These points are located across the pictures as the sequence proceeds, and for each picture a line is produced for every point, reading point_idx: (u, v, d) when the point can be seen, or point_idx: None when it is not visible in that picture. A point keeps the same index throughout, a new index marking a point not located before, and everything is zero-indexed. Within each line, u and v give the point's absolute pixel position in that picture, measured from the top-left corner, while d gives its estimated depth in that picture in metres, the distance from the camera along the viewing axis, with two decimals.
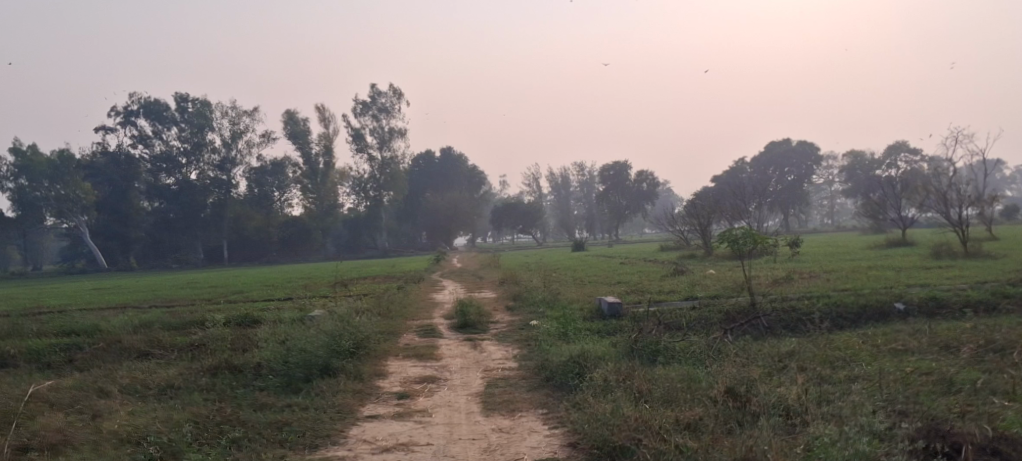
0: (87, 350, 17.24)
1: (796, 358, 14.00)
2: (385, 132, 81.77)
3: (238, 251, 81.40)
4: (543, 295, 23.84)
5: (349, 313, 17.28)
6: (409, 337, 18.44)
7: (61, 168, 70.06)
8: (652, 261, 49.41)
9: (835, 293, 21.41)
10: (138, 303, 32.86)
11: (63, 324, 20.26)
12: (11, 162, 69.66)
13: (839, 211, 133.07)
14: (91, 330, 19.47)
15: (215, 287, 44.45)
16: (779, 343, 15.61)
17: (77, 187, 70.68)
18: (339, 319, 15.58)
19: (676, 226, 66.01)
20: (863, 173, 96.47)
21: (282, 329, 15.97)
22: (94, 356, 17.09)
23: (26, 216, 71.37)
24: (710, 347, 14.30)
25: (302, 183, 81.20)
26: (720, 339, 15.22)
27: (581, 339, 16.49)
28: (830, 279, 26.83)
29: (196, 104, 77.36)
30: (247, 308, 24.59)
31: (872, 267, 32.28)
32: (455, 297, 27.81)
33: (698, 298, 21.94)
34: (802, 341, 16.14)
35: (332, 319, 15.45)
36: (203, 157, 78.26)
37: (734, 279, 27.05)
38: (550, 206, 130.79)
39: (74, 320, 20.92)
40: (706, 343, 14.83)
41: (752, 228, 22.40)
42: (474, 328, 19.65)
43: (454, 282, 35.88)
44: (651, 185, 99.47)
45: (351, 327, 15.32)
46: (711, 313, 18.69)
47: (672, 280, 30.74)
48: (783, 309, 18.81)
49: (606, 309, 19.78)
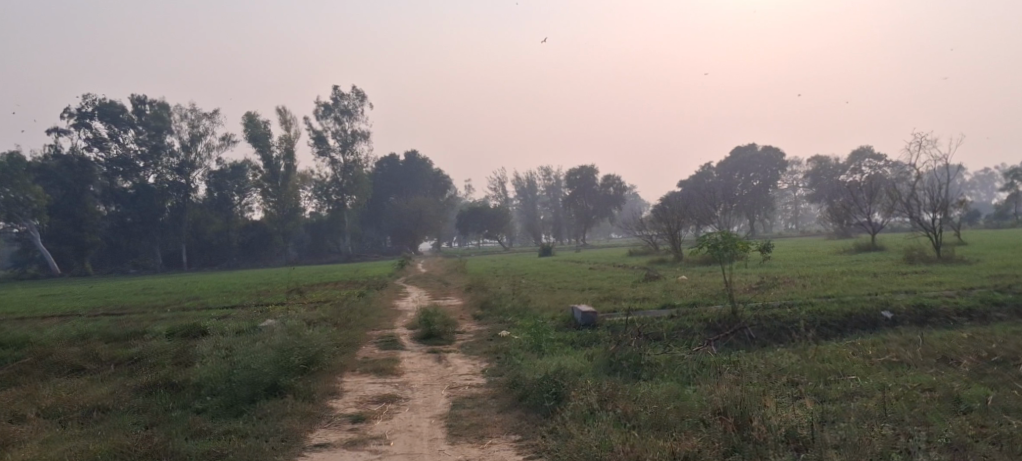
0: (10, 365, 15.64)
1: (787, 372, 12.89)
2: (347, 136, 80.14)
3: (198, 256, 79.52)
4: (511, 303, 22.62)
5: (302, 325, 15.92)
6: (369, 349, 17.13)
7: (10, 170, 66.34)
8: (621, 266, 48.58)
9: (818, 300, 20.40)
10: (84, 312, 31.10)
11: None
12: None
13: (804, 215, 133.47)
14: (22, 343, 17.94)
15: (169, 294, 42.70)
16: (767, 354, 14.51)
17: (26, 190, 67.08)
18: (291, 331, 14.23)
19: (644, 230, 64.93)
20: (827, 178, 96.44)
21: (228, 341, 14.57)
22: (18, 372, 15.55)
23: None
24: (693, 361, 13.19)
25: (262, 187, 77.78)
26: (704, 352, 14.10)
27: (555, 352, 15.30)
28: (807, 285, 25.92)
29: (154, 106, 75.09)
30: (197, 318, 23.04)
31: (845, 272, 31.55)
32: (419, 304, 26.55)
33: (675, 306, 20.86)
34: (790, 352, 15.06)
35: (283, 332, 14.09)
36: (161, 160, 75.77)
37: (710, 285, 26.10)
38: (516, 209, 129.73)
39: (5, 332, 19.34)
40: (689, 355, 13.72)
41: (733, 232, 21.31)
42: (439, 339, 18.36)
43: (418, 287, 34.61)
44: (618, 189, 98.77)
45: (303, 339, 13.97)
46: (690, 323, 17.63)
47: (645, 286, 29.73)
48: (766, 317, 17.75)
49: (579, 317, 18.66)
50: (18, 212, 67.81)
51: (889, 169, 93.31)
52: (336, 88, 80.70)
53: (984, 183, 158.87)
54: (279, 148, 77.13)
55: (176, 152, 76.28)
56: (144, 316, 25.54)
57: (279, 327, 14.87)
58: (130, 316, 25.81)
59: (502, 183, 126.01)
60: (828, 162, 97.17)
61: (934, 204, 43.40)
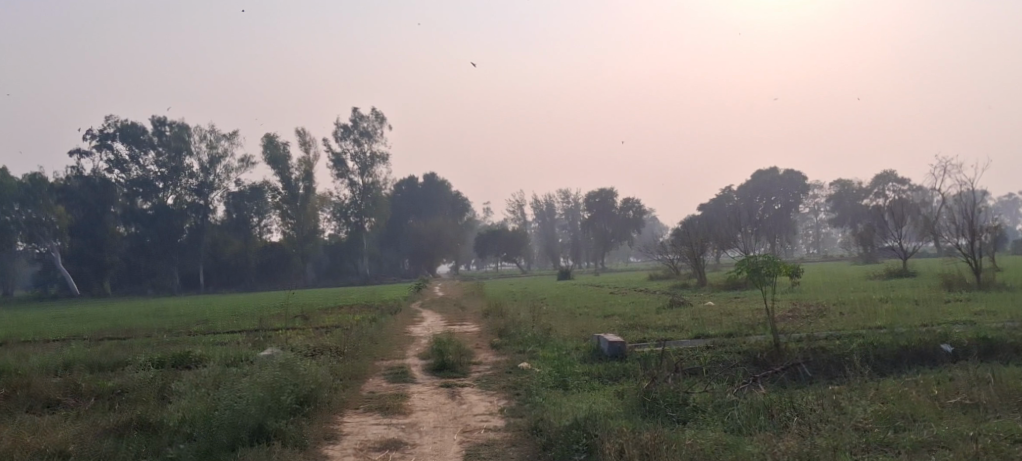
0: None
1: (849, 415, 11.32)
2: (366, 158, 79.01)
3: (215, 277, 78.44)
4: (531, 332, 20.95)
5: (301, 356, 14.55)
6: (376, 382, 15.60)
7: (32, 191, 69.50)
8: (643, 291, 46.90)
9: (868, 330, 18.58)
10: (87, 336, 29.85)
11: None
12: None
13: (825, 241, 130.91)
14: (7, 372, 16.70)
15: (180, 316, 41.56)
16: (819, 394, 12.96)
17: (48, 211, 69.49)
18: (286, 362, 12.86)
19: (665, 253, 63.03)
20: (849, 202, 93.74)
21: (217, 373, 13.26)
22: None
23: None
24: (745, 409, 11.62)
25: (281, 208, 76.59)
26: (745, 392, 12.57)
27: (582, 391, 13.71)
28: (848, 313, 24.12)
29: (173, 127, 74.24)
30: (197, 345, 21.75)
31: (884, 298, 29.63)
32: (434, 330, 25.02)
33: (710, 336, 19.16)
34: (844, 391, 13.45)
35: (277, 363, 12.73)
36: (180, 182, 75.07)
37: (743, 313, 24.39)
38: (534, 232, 128.35)
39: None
40: (736, 398, 12.16)
41: (776, 255, 19.11)
42: (453, 371, 16.81)
43: (434, 312, 33.10)
44: (637, 212, 96.99)
45: (298, 371, 12.59)
46: (730, 356, 16.11)
47: (672, 313, 28.03)
48: (811, 350, 16.17)
49: (605, 348, 17.14)
50: (40, 232, 70.17)
51: (913, 193, 91.03)
52: (356, 110, 79.81)
53: (1008, 207, 156.03)
54: (298, 170, 76.15)
55: (195, 174, 75.52)
56: (147, 343, 24.28)
57: (276, 357, 13.44)
58: (133, 342, 24.55)
59: (521, 206, 124.68)
60: (851, 186, 94.62)
61: (965, 226, 41.63)
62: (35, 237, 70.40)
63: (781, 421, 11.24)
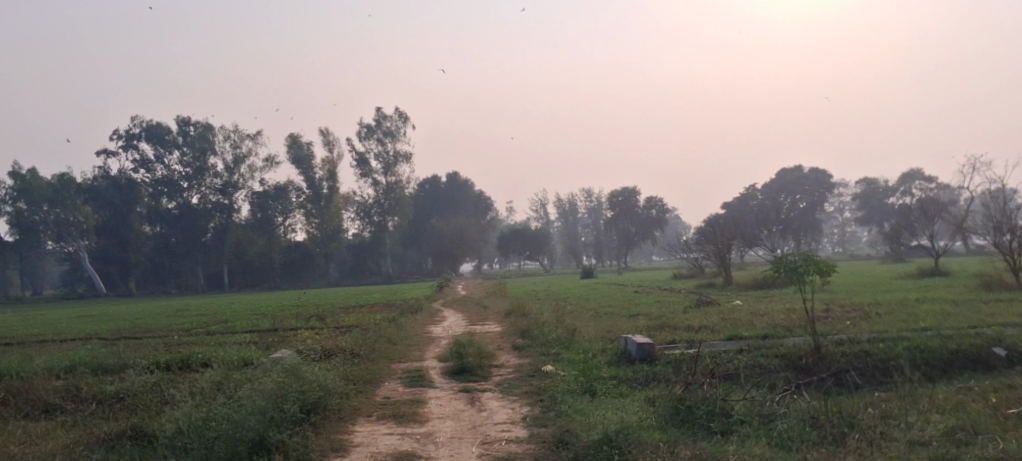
0: None
1: (900, 429, 10.48)
2: (390, 157, 78.37)
3: (239, 275, 78.12)
4: (556, 333, 20.04)
5: (311, 360, 13.84)
6: (391, 387, 14.76)
7: (61, 192, 68.63)
8: (669, 290, 45.88)
9: (913, 333, 17.50)
10: (103, 336, 29.29)
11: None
12: (10, 185, 68.09)
13: (851, 240, 128.80)
14: (13, 373, 16.17)
15: (201, 315, 41.12)
16: (865, 404, 12.02)
17: (77, 211, 69.35)
18: (294, 366, 12.15)
19: (689, 253, 61.87)
20: (877, 201, 91.83)
21: (221, 377, 12.59)
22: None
23: (24, 241, 69.12)
24: (784, 424, 10.77)
25: (304, 208, 76.39)
26: (782, 403, 11.74)
27: (610, 399, 12.84)
28: (886, 314, 23.02)
29: (198, 127, 73.99)
30: (212, 345, 21.13)
31: (922, 298, 28.43)
32: (454, 331, 24.28)
33: (745, 338, 18.18)
34: (893, 400, 12.49)
35: (284, 367, 12.02)
36: (205, 182, 74.45)
37: (775, 315, 23.37)
38: (557, 232, 127.54)
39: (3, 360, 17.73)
40: (778, 409, 11.29)
41: (815, 253, 17.90)
42: (473, 375, 15.97)
43: (455, 311, 32.33)
44: (660, 210, 95.67)
45: (306, 375, 11.87)
46: (768, 360, 15.21)
47: (700, 313, 27.07)
48: (851, 354, 15.22)
49: (633, 350, 16.23)
50: (69, 232, 69.88)
51: (942, 191, 88.91)
52: (379, 110, 79.28)
53: None
54: (321, 169, 75.61)
55: (220, 174, 74.63)
56: (164, 343, 23.72)
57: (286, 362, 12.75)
58: (149, 342, 24.01)
59: (543, 205, 123.80)
60: (878, 184, 92.61)
61: (1002, 223, 40.08)
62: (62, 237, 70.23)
63: (825, 436, 10.42)
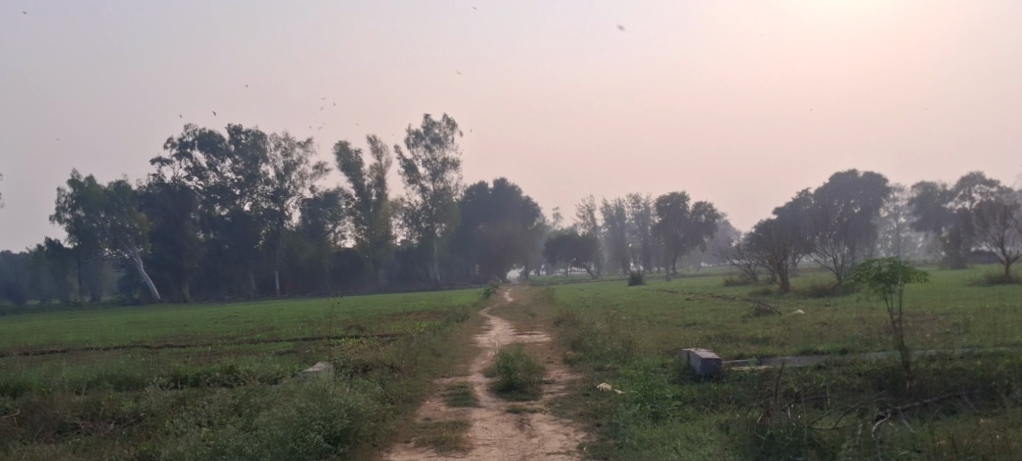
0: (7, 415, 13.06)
1: None
2: (438, 164, 77.40)
3: (290, 282, 77.49)
4: (611, 343, 18.59)
5: (341, 377, 12.87)
6: (433, 405, 13.56)
7: (117, 199, 69.24)
8: (722, 297, 43.92)
9: (1014, 349, 15.67)
10: (147, 343, 28.65)
11: (17, 376, 16.26)
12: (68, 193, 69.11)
13: (908, 245, 124.61)
14: (42, 384, 15.40)
15: (247, 322, 40.46)
16: (964, 437, 10.64)
17: (132, 218, 69.66)
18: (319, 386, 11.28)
19: (742, 258, 59.66)
20: (935, 205, 88.32)
21: (243, 396, 11.72)
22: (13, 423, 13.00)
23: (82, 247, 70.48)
24: None
25: (354, 215, 75.73)
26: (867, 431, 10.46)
27: (672, 425, 11.52)
28: (970, 326, 21.18)
29: (249, 135, 73.72)
30: (251, 357, 20.22)
31: (1001, 308, 26.36)
32: (502, 341, 23.01)
33: (822, 352, 16.54)
34: (998, 431, 11.04)
35: (308, 386, 11.14)
36: (256, 189, 73.70)
37: (849, 327, 21.57)
38: (604, 238, 125.76)
39: (36, 371, 17.02)
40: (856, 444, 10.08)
41: (905, 261, 15.82)
42: (522, 392, 14.58)
43: (503, 319, 31.08)
44: (710, 215, 93.73)
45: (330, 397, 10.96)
46: (850, 379, 13.73)
47: (761, 322, 25.38)
48: (941, 373, 13.71)
49: (698, 366, 14.74)
50: (124, 238, 70.36)
51: (1005, 195, 85.04)
52: (427, 116, 78.40)
53: None
54: (369, 176, 74.94)
55: (271, 181, 73.86)
56: (206, 352, 22.93)
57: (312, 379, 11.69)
58: (191, 352, 23.24)
59: (590, 211, 122.14)
60: (935, 188, 89.00)
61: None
62: (119, 243, 70.93)
63: None
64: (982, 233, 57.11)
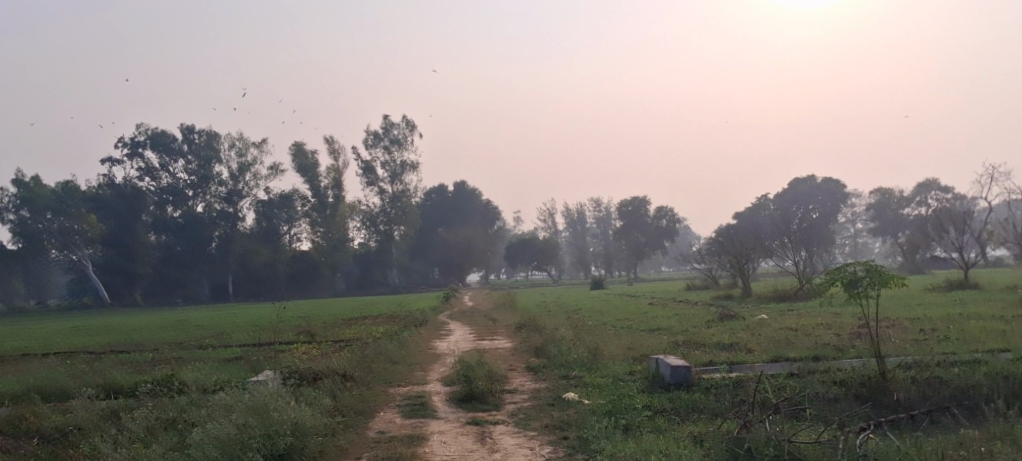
0: None
1: None
2: (396, 166, 76.35)
3: (244, 286, 75.81)
4: (575, 351, 17.90)
5: (286, 391, 12.11)
6: (388, 417, 12.72)
7: (64, 201, 67.13)
8: (685, 302, 43.45)
9: (988, 356, 15.23)
10: (90, 350, 27.35)
11: None
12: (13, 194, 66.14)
13: (864, 251, 125.92)
14: None
15: (198, 327, 39.08)
16: (948, 450, 10.11)
17: (81, 219, 67.05)
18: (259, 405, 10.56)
19: (703, 263, 59.41)
20: (891, 212, 89.10)
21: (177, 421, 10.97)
22: None
23: (26, 250, 67.06)
24: None
25: (310, 217, 75.09)
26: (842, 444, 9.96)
27: (642, 438, 10.84)
28: (935, 332, 20.85)
29: (202, 135, 72.19)
30: (196, 364, 19.19)
31: (963, 314, 26.15)
32: (461, 347, 22.22)
33: (793, 360, 15.96)
34: (980, 443, 10.54)
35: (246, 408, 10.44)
36: (209, 189, 73.12)
37: (814, 333, 21.11)
38: (565, 242, 125.38)
39: None
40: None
41: (879, 263, 15.28)
42: (483, 403, 13.78)
43: (463, 324, 30.28)
44: (671, 220, 93.67)
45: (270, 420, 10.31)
46: (823, 388, 13.18)
47: (725, 328, 24.88)
48: (916, 382, 13.23)
49: (668, 375, 14.05)
50: (72, 241, 67.58)
51: (958, 202, 86.09)
52: (386, 117, 77.30)
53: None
54: (327, 178, 73.70)
55: (225, 181, 73.30)
56: (150, 360, 21.81)
57: (255, 394, 10.87)
58: (135, 359, 22.13)
59: (552, 215, 121.68)
60: (892, 194, 89.79)
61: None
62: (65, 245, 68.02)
63: None
64: (938, 239, 57.37)
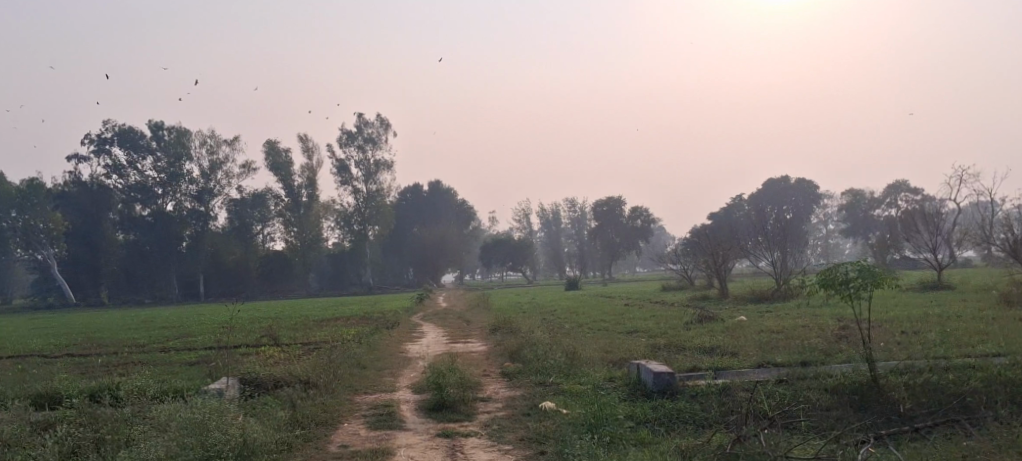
0: None
1: None
2: (371, 165, 75.17)
3: (216, 285, 73.66)
4: (553, 354, 17.12)
5: (237, 407, 11.28)
6: (353, 429, 11.82)
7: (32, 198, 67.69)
8: (661, 303, 42.88)
9: (982, 361, 14.60)
10: (49, 352, 26.26)
11: None
12: None
13: (836, 251, 126.33)
14: None
15: (165, 328, 38.03)
16: None
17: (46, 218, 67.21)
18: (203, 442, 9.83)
19: (678, 262, 58.85)
20: (861, 213, 89.11)
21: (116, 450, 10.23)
22: None
23: None
24: None
25: (284, 216, 73.09)
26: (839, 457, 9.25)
27: (627, 453, 10.06)
28: (923, 333, 20.29)
29: (172, 132, 70.03)
30: (156, 369, 18.26)
31: (943, 314, 25.66)
32: (434, 350, 21.40)
33: (780, 365, 15.24)
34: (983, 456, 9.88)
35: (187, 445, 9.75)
36: (180, 188, 70.13)
37: (797, 335, 20.48)
38: (540, 242, 124.87)
39: None
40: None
41: (871, 264, 14.58)
42: (454, 412, 12.91)
43: (436, 325, 29.46)
44: (645, 220, 93.18)
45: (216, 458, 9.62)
46: (816, 395, 12.50)
47: (705, 329, 24.27)
48: (909, 388, 12.56)
49: (650, 381, 13.30)
50: (35, 239, 68.16)
51: (927, 203, 86.33)
52: (361, 116, 76.15)
53: None
54: (302, 177, 72.42)
55: (195, 180, 70.26)
56: (110, 363, 20.85)
57: (197, 421, 10.14)
58: (94, 363, 21.15)
59: (527, 215, 121.09)
60: (863, 195, 89.84)
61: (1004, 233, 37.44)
62: (31, 243, 68.74)
63: None
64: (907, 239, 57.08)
